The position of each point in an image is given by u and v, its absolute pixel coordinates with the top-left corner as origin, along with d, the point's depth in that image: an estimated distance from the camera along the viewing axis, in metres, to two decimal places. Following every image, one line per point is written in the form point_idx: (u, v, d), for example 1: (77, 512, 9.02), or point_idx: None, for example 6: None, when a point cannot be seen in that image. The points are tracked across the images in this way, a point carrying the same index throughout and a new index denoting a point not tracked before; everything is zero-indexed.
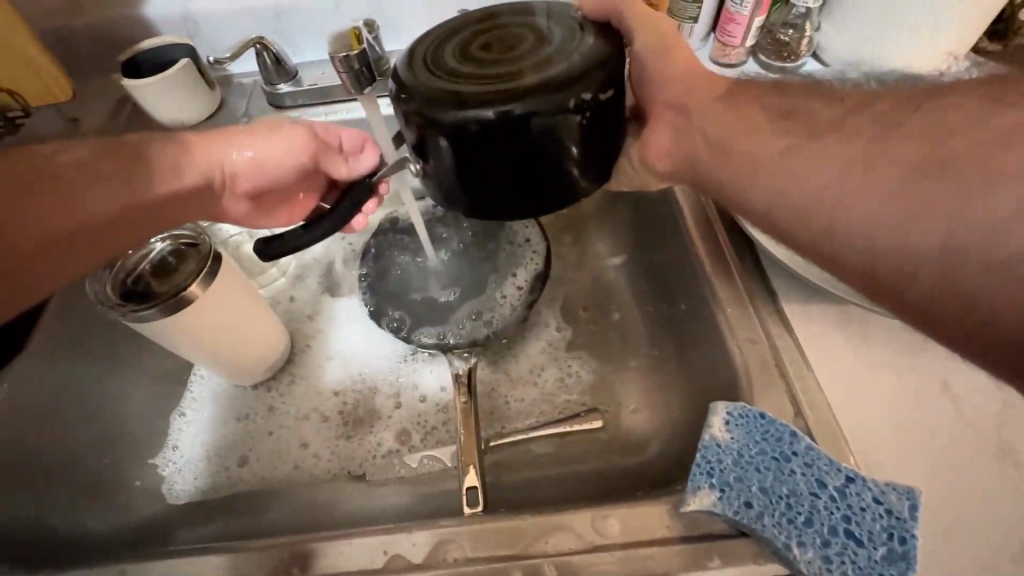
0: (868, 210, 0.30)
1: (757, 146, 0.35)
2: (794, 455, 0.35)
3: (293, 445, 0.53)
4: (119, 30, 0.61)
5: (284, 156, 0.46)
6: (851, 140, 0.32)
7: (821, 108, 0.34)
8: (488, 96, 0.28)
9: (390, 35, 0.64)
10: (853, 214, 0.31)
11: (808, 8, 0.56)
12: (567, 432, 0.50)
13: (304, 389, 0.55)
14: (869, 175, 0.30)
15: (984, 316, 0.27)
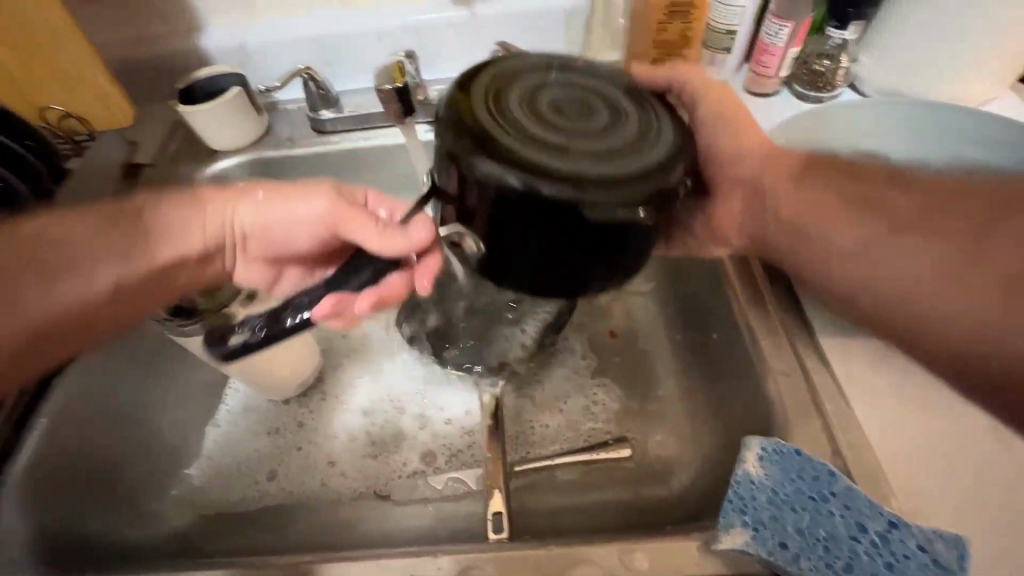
0: None
1: (800, 216, 0.39)
2: (832, 496, 0.34)
3: (320, 462, 0.53)
4: (177, 60, 0.65)
5: (294, 222, 0.41)
6: (885, 210, 0.34)
7: (865, 186, 0.36)
8: (535, 166, 0.28)
9: (429, 65, 0.67)
10: (884, 275, 0.33)
11: (845, 38, 0.57)
12: (595, 460, 0.50)
13: (333, 407, 0.56)
14: (906, 237, 0.32)
15: (1009, 365, 0.27)
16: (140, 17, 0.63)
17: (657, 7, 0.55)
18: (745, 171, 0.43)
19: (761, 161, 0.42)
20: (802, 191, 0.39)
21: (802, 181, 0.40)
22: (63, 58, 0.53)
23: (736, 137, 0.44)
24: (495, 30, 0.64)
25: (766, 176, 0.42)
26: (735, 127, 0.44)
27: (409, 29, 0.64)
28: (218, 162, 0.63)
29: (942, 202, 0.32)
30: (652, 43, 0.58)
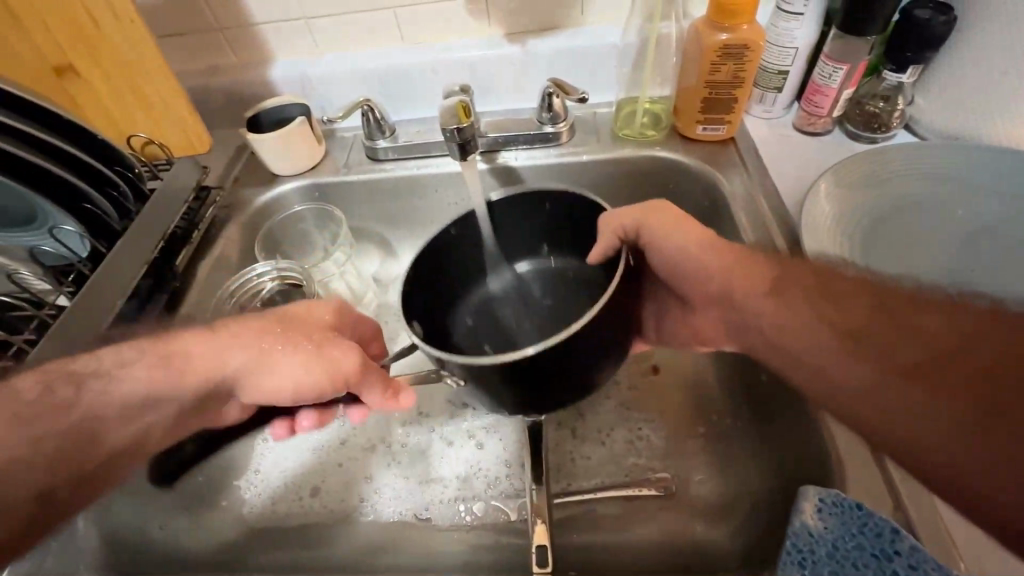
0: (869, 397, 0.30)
1: (776, 337, 0.36)
2: (896, 555, 0.33)
3: (364, 479, 0.55)
4: (247, 90, 0.69)
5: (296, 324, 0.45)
6: (874, 347, 0.31)
7: (810, 289, 0.36)
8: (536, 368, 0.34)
9: (481, 98, 0.70)
10: (880, 416, 0.30)
11: (901, 81, 0.56)
12: (639, 496, 0.49)
13: (377, 423, 0.58)
14: (898, 381, 0.30)
15: (979, 479, 0.26)
16: (217, 51, 0.68)
17: (710, 48, 0.55)
18: (712, 291, 0.41)
19: (725, 276, 0.40)
20: (777, 308, 0.36)
21: (775, 293, 0.37)
22: (153, 92, 0.58)
23: (698, 250, 0.42)
24: (547, 66, 0.66)
25: (734, 293, 0.39)
26: (685, 242, 0.42)
27: (464, 64, 0.66)
28: (280, 187, 0.66)
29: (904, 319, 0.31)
30: (703, 83, 0.58)
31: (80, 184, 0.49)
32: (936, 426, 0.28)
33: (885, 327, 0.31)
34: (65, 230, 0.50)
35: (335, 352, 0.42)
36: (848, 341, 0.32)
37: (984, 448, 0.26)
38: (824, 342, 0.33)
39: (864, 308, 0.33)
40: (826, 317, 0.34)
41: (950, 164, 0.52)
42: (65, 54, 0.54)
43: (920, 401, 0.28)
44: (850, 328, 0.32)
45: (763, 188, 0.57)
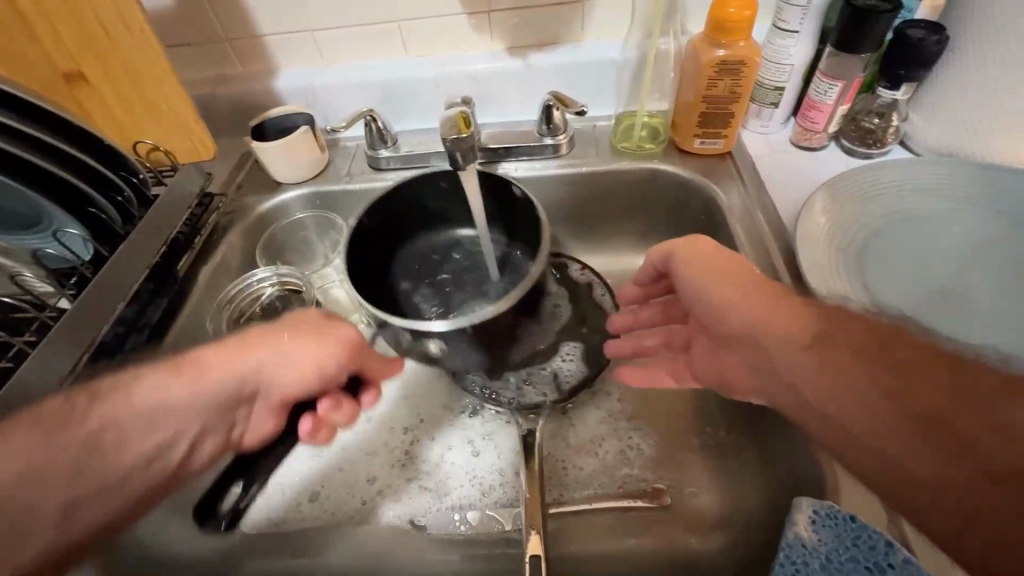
0: (887, 450, 0.31)
1: (789, 371, 0.37)
2: (890, 568, 0.34)
3: (361, 480, 0.55)
4: (252, 99, 0.70)
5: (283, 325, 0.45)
6: (927, 424, 0.30)
7: (838, 332, 0.36)
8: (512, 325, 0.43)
9: (483, 110, 0.71)
10: (926, 487, 0.29)
11: (895, 99, 0.57)
12: (635, 508, 0.49)
13: (379, 425, 0.58)
14: (918, 434, 0.30)
15: (997, 546, 0.26)
16: (223, 61, 0.69)
17: (707, 65, 0.56)
18: (723, 313, 0.41)
19: (746, 315, 0.40)
20: (816, 365, 0.35)
21: (796, 336, 0.37)
22: (160, 98, 0.59)
23: (742, 294, 0.40)
24: (548, 79, 0.67)
25: (747, 323, 0.40)
26: (724, 286, 0.42)
27: (466, 76, 0.67)
28: (282, 194, 0.67)
29: (944, 384, 0.30)
30: (700, 98, 0.59)
31: (86, 188, 0.50)
32: (981, 510, 0.27)
33: (951, 407, 0.30)
34: (70, 234, 0.51)
35: (338, 330, 0.44)
36: (898, 410, 0.31)
37: (1009, 518, 0.26)
38: (867, 401, 0.32)
39: (914, 378, 0.31)
40: (879, 381, 0.32)
41: (942, 182, 0.53)
42: (77, 61, 0.55)
43: (969, 483, 0.28)
44: (903, 399, 0.31)
45: (759, 201, 0.58)
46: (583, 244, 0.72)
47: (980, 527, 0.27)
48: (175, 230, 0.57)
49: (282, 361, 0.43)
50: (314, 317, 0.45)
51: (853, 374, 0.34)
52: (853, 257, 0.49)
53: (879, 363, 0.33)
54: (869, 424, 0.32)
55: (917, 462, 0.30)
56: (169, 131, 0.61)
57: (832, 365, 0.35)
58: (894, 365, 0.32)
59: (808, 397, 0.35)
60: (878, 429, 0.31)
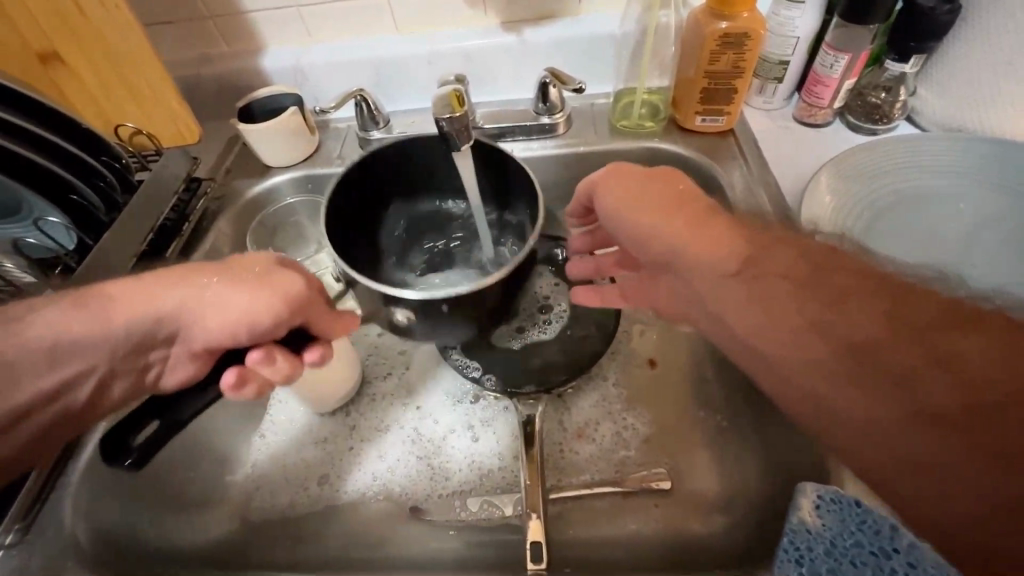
0: (820, 393, 0.30)
1: (731, 316, 0.35)
2: (895, 552, 0.34)
3: (371, 457, 0.55)
4: (238, 80, 0.68)
5: (204, 270, 0.41)
6: (858, 356, 0.29)
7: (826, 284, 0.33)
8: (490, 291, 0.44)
9: (478, 89, 0.69)
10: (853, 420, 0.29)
11: (904, 72, 0.55)
12: (635, 493, 0.49)
13: (385, 409, 0.58)
14: (849, 368, 0.29)
15: (923, 479, 0.26)
16: (207, 40, 0.66)
17: (710, 37, 0.54)
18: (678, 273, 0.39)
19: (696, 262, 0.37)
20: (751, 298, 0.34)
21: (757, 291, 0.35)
22: (141, 79, 0.56)
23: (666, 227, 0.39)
24: (544, 56, 0.65)
25: (701, 271, 0.37)
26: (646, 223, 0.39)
27: (459, 54, 0.65)
28: (271, 177, 0.65)
29: (885, 318, 0.30)
30: (703, 73, 0.57)
31: (65, 174, 0.48)
32: (902, 443, 0.27)
33: (888, 340, 0.29)
34: (52, 222, 0.49)
35: (278, 275, 0.41)
36: (835, 344, 0.30)
37: (930, 447, 0.26)
38: (798, 335, 0.32)
39: (851, 309, 0.31)
40: (813, 312, 0.32)
41: (944, 156, 0.51)
42: (51, 42, 0.53)
43: (892, 415, 0.28)
44: (836, 332, 0.30)
45: (763, 179, 0.56)
46: None
47: (909, 463, 0.27)
48: (161, 218, 0.56)
49: (219, 292, 0.40)
50: (260, 266, 0.41)
51: (802, 316, 0.32)
52: (858, 237, 0.48)
53: (824, 297, 0.32)
54: (808, 368, 0.31)
55: (842, 397, 0.29)
56: (152, 114, 0.59)
57: (778, 300, 0.33)
58: (837, 298, 0.31)
59: (739, 330, 0.35)
60: (816, 372, 0.31)
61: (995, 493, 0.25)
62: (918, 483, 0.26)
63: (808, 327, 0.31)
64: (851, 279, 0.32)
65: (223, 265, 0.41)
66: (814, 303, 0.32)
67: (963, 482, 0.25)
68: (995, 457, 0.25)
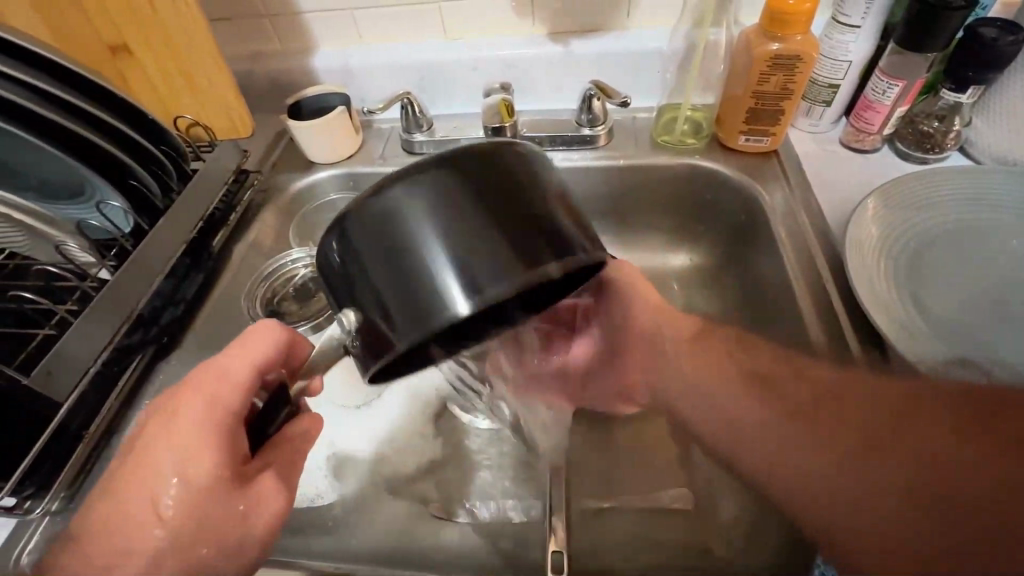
0: (820, 493, 0.35)
1: (728, 423, 0.41)
2: None
3: (400, 451, 0.56)
4: (288, 77, 0.70)
5: (178, 469, 0.35)
6: (853, 463, 0.34)
7: (795, 385, 0.39)
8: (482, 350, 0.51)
9: (519, 97, 0.69)
10: (883, 486, 0.33)
11: (960, 101, 0.54)
12: (658, 513, 0.50)
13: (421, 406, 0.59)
14: (840, 473, 0.34)
15: (948, 544, 0.30)
16: (262, 38, 0.69)
17: (760, 58, 0.54)
18: None
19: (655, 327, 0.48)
20: (743, 404, 0.41)
21: (763, 400, 0.40)
22: (201, 72, 0.59)
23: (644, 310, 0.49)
24: (589, 68, 0.65)
25: (659, 335, 0.48)
26: (694, 361, 0.45)
27: (506, 62, 0.66)
28: (315, 173, 0.67)
29: (875, 436, 0.34)
30: (751, 93, 0.57)
31: (127, 160, 0.50)
32: (916, 520, 0.31)
33: (853, 453, 0.34)
34: (112, 206, 0.51)
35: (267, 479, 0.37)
36: (837, 456, 0.35)
37: (926, 525, 0.31)
38: (791, 440, 0.37)
39: (844, 430, 0.35)
40: (755, 417, 0.40)
41: (997, 190, 0.50)
42: (123, 35, 0.55)
43: (842, 471, 0.34)
44: (815, 438, 0.36)
45: (806, 202, 0.56)
46: (611, 233, 0.71)
47: (925, 541, 0.31)
48: (211, 208, 0.58)
49: (199, 459, 0.35)
50: (218, 416, 0.36)
51: (781, 412, 0.39)
52: (906, 268, 0.47)
53: (784, 423, 0.38)
54: (789, 462, 0.37)
55: (854, 503, 0.34)
56: (210, 107, 0.62)
57: (772, 426, 0.39)
58: (798, 423, 0.37)
59: (722, 407, 0.42)
60: (810, 476, 0.36)
61: (975, 554, 0.29)
62: (925, 536, 0.31)
63: (784, 425, 0.38)
64: (799, 394, 0.38)
65: (167, 430, 0.35)
66: (786, 424, 0.38)
67: (944, 544, 0.30)
68: (963, 510, 0.30)
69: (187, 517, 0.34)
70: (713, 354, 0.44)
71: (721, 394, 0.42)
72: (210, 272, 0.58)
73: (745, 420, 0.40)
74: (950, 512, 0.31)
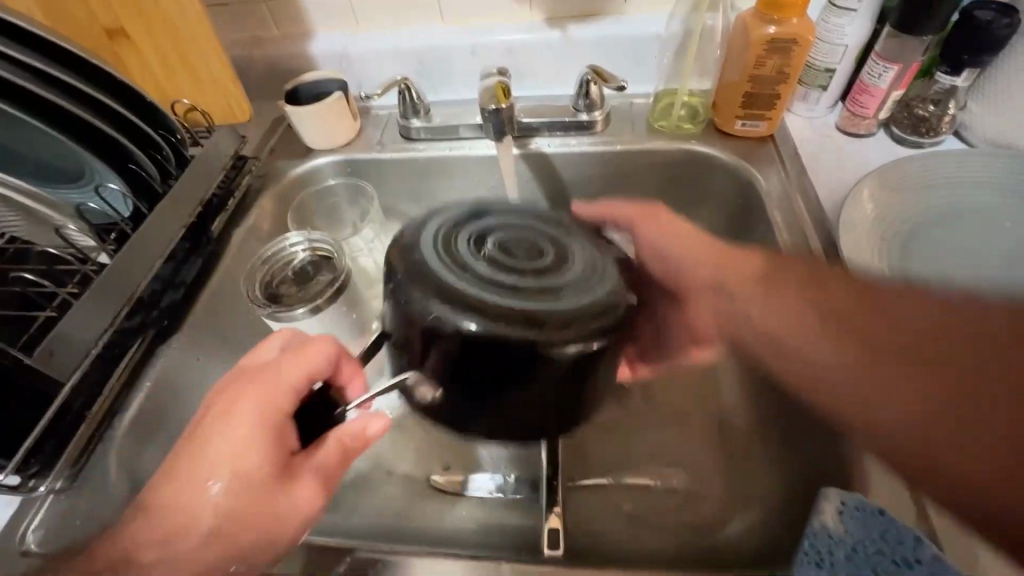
0: (854, 397, 0.31)
1: (766, 331, 0.37)
2: (917, 563, 0.33)
3: (399, 434, 0.56)
4: (286, 64, 0.70)
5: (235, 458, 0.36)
6: (890, 366, 0.30)
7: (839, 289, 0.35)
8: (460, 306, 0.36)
9: (517, 83, 0.69)
10: (925, 410, 0.28)
11: (955, 84, 0.54)
12: (651, 489, 0.50)
13: None
14: (877, 374, 0.31)
15: (985, 479, 0.26)
16: (259, 24, 0.69)
17: (756, 42, 0.54)
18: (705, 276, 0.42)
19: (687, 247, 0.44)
20: (779, 309, 0.37)
21: (804, 303, 0.36)
22: (197, 55, 0.58)
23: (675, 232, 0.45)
24: (587, 53, 0.66)
25: (693, 257, 0.43)
26: (727, 277, 0.40)
27: (504, 48, 0.66)
28: (313, 159, 0.67)
29: (926, 337, 0.30)
30: (747, 76, 0.57)
31: (126, 142, 0.50)
32: (949, 431, 0.27)
33: (901, 370, 0.30)
34: (110, 188, 0.51)
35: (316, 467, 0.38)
36: (876, 360, 0.31)
37: (964, 454, 0.26)
38: (832, 344, 0.33)
39: (890, 337, 0.31)
40: (822, 351, 0.34)
41: (991, 174, 0.51)
42: (120, 19, 0.56)
43: (877, 373, 0.31)
44: (859, 341, 0.32)
45: (801, 186, 0.56)
46: None
47: (951, 462, 0.27)
48: (209, 193, 0.58)
49: (256, 449, 0.37)
50: (274, 409, 0.38)
51: (821, 315, 0.35)
52: (899, 250, 0.47)
53: (825, 325, 0.34)
54: (824, 367, 0.33)
55: (886, 413, 0.30)
56: (207, 91, 0.62)
57: (810, 327, 0.35)
58: (839, 325, 0.33)
59: (758, 318, 0.38)
60: (842, 381, 0.32)
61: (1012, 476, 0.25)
62: (958, 450, 0.27)
63: (825, 326, 0.34)
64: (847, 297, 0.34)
65: (228, 422, 0.38)
66: (827, 325, 0.34)
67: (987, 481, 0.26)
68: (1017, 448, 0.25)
69: (244, 502, 0.36)
70: (753, 263, 0.40)
71: (757, 300, 0.38)
72: (208, 257, 0.58)
73: (780, 327, 0.36)
74: (981, 416, 0.27)
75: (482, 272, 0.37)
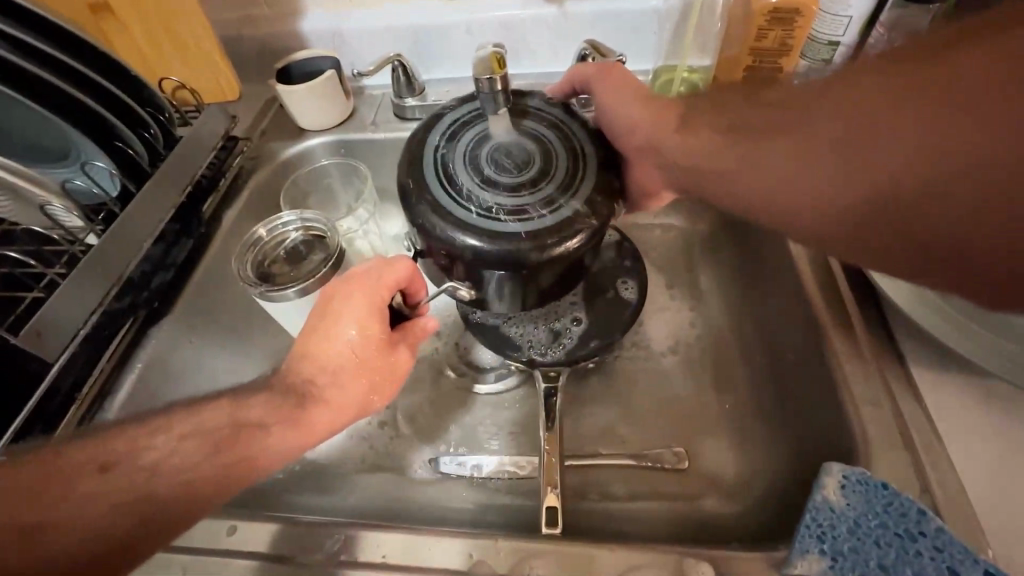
0: (865, 205, 0.31)
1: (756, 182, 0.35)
2: (921, 536, 0.33)
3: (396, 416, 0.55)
4: (276, 42, 0.68)
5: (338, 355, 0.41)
6: (887, 182, 0.30)
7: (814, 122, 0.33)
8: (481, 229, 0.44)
9: (513, 61, 0.68)
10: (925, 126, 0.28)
11: None
12: (649, 468, 0.49)
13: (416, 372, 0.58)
14: (879, 192, 0.30)
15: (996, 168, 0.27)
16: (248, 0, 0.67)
17: (759, 12, 0.53)
18: None
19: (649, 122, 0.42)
20: (764, 156, 0.34)
21: (787, 144, 0.33)
22: (185, 31, 0.57)
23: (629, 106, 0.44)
24: (584, 28, 0.64)
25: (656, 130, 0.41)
26: (703, 136, 0.38)
27: (499, 23, 0.64)
28: (306, 140, 0.66)
29: (910, 126, 0.29)
30: (748, 49, 0.56)
31: (112, 119, 0.49)
32: (956, 197, 0.28)
33: (894, 103, 0.29)
34: (97, 167, 0.50)
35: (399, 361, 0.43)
36: (873, 177, 0.30)
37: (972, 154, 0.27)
38: (829, 173, 0.32)
39: (879, 149, 0.30)
40: (822, 185, 0.32)
41: None
42: None
43: (880, 185, 0.30)
44: (852, 166, 0.31)
45: None
46: None
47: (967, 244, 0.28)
48: (199, 173, 0.57)
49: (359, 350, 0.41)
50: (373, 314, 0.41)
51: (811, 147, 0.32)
52: None
53: (817, 153, 0.32)
54: (827, 198, 0.32)
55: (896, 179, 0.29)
56: (196, 67, 0.60)
57: (805, 163, 0.33)
58: (831, 148, 0.31)
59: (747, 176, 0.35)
60: (852, 191, 0.31)
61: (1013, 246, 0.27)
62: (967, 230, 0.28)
63: (816, 159, 0.32)
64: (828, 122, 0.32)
65: (333, 320, 0.41)
66: (819, 156, 0.32)
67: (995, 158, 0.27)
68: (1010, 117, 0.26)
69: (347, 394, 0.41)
70: (727, 115, 0.37)
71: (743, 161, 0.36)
72: (199, 239, 0.57)
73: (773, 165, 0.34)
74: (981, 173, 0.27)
75: (488, 179, 0.40)
